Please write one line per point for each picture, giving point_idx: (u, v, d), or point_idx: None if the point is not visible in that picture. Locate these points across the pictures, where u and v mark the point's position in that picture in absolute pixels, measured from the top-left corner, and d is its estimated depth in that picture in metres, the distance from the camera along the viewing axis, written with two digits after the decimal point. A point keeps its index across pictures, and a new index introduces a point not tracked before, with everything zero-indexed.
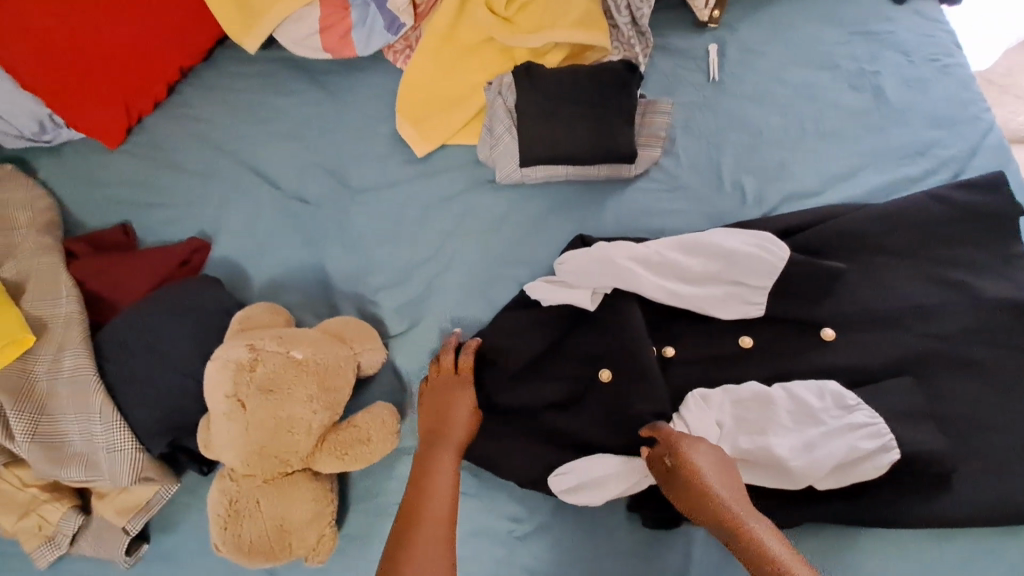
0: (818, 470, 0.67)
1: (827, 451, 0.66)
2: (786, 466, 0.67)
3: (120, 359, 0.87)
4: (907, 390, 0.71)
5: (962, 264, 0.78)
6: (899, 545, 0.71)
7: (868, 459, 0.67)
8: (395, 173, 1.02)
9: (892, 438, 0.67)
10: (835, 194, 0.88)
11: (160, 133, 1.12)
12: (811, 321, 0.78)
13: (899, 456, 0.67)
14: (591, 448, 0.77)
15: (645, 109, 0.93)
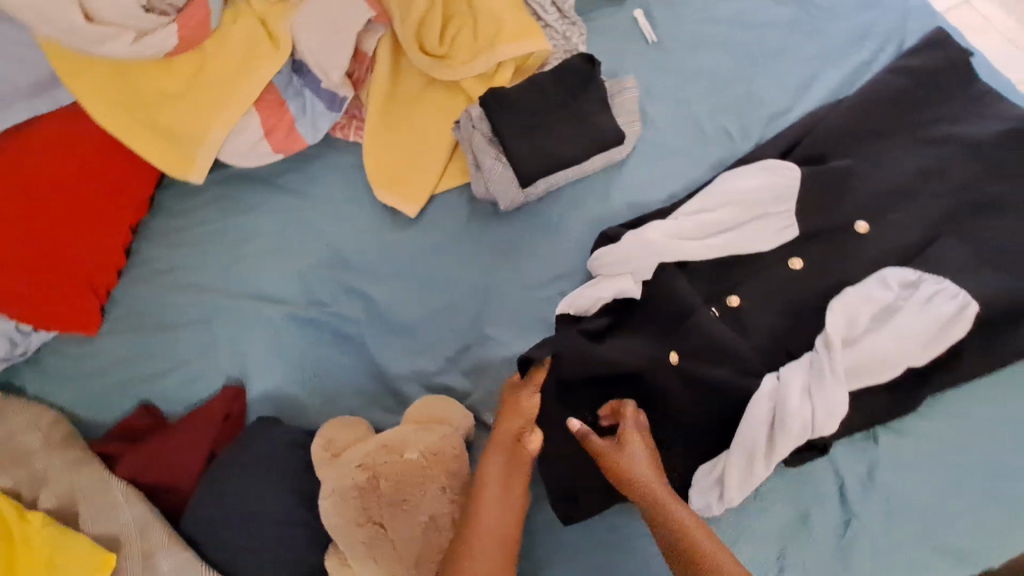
0: (914, 346, 0.73)
1: (913, 327, 0.73)
2: (886, 357, 0.73)
3: (218, 539, 0.81)
4: (951, 248, 0.77)
5: (944, 119, 0.84)
6: (1003, 382, 0.77)
7: (954, 322, 0.73)
8: (391, 239, 0.98)
9: (966, 295, 0.73)
10: (805, 103, 0.96)
11: (131, 298, 1.03)
12: (845, 222, 0.82)
13: (977, 309, 0.73)
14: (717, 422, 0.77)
15: (613, 91, 0.96)
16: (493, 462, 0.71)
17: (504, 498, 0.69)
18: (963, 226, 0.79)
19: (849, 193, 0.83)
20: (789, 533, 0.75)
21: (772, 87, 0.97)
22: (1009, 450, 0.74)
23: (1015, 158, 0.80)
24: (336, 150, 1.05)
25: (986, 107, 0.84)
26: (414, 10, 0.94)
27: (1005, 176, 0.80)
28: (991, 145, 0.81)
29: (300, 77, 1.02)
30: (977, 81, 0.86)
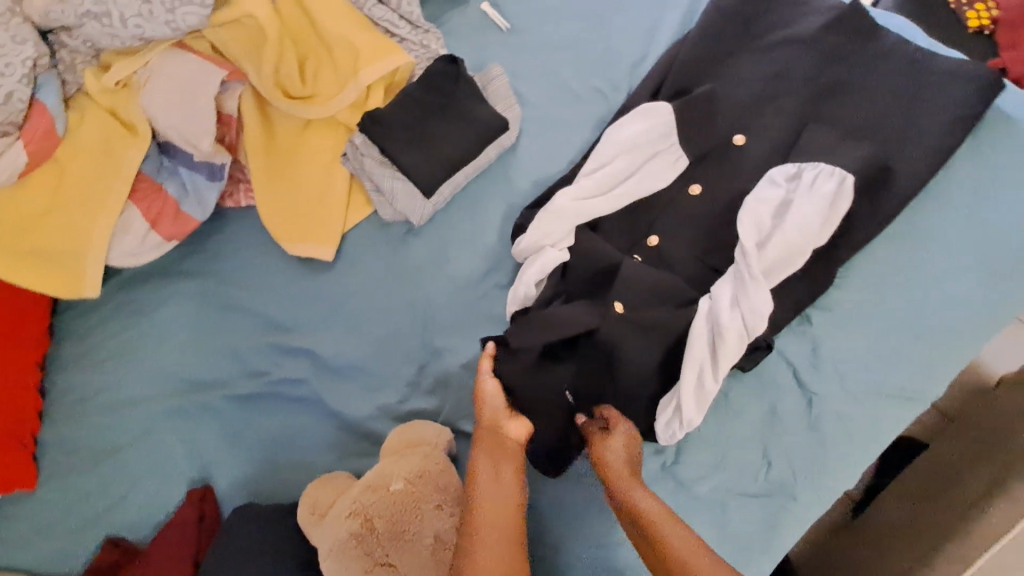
0: (814, 230, 0.79)
1: (807, 213, 0.79)
2: (793, 247, 0.78)
3: None
4: (817, 133, 0.85)
5: (776, 25, 0.93)
6: (897, 235, 0.84)
7: (839, 197, 0.80)
8: (318, 287, 0.97)
9: (841, 171, 0.80)
10: (658, 45, 1.02)
11: (58, 437, 0.94)
12: (724, 139, 0.89)
13: (854, 180, 0.80)
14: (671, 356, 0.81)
15: (484, 82, 0.98)
16: (482, 462, 0.72)
17: (507, 474, 0.71)
18: (820, 112, 0.87)
19: (719, 113, 0.90)
20: (766, 430, 0.80)
21: (625, 40, 1.03)
22: (919, 291, 0.83)
23: (843, 41, 0.89)
24: (234, 218, 1.02)
25: (806, 5, 0.93)
26: (265, 61, 0.93)
27: (840, 60, 0.88)
28: (821, 36, 0.90)
29: (170, 157, 0.98)
30: None
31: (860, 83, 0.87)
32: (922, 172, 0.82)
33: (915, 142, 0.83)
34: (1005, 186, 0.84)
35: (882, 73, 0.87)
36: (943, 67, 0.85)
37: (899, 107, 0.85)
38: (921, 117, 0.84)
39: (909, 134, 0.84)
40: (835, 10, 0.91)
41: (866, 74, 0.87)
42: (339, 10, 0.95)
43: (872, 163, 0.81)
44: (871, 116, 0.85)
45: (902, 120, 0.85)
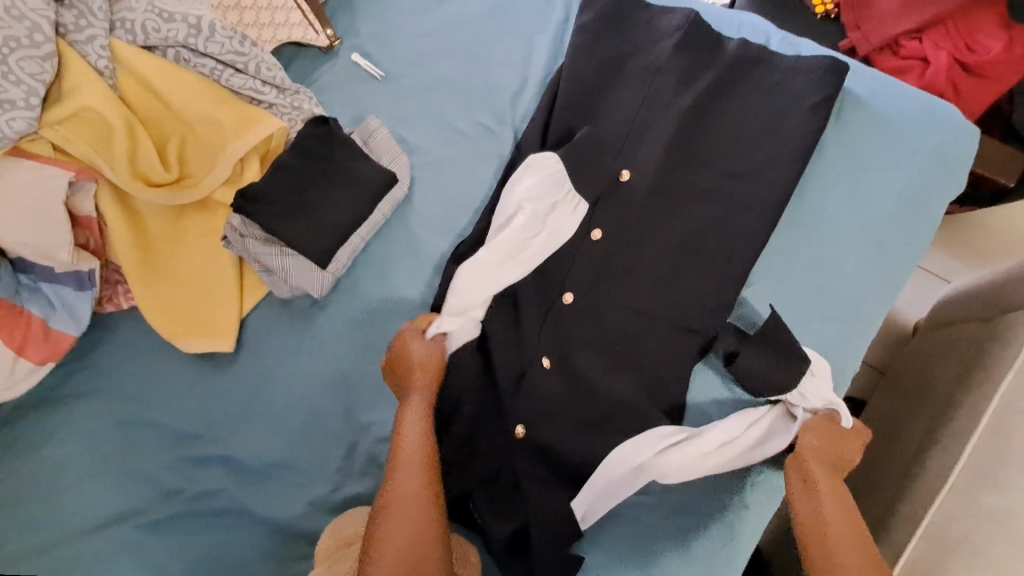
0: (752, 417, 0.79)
1: (784, 446, 0.78)
2: (733, 446, 0.77)
3: None
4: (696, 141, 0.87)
5: (637, 51, 0.97)
6: (787, 226, 0.88)
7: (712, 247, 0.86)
8: (225, 383, 0.89)
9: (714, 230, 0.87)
10: (533, 72, 1.02)
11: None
12: (610, 170, 0.91)
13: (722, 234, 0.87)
14: (605, 404, 0.83)
15: (366, 137, 0.94)
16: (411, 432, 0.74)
17: (414, 433, 0.74)
18: (693, 124, 0.92)
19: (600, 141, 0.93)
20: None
21: (501, 71, 1.02)
22: (820, 275, 0.86)
23: (699, 57, 0.95)
24: (116, 325, 0.93)
25: (658, 25, 0.98)
26: (115, 153, 0.85)
27: (700, 74, 0.94)
28: (677, 55, 0.95)
29: (29, 275, 0.88)
30: (645, 7, 1.00)
31: (721, 96, 0.92)
32: (795, 163, 0.87)
33: (781, 139, 0.88)
34: (874, 162, 0.89)
35: (737, 79, 0.93)
36: (793, 66, 0.91)
37: (759, 111, 0.90)
38: (783, 115, 0.89)
39: (773, 133, 0.89)
40: (688, 24, 0.96)
41: (726, 82, 0.93)
42: (191, 84, 0.89)
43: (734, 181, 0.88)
44: (735, 127, 0.91)
45: (763, 123, 0.90)
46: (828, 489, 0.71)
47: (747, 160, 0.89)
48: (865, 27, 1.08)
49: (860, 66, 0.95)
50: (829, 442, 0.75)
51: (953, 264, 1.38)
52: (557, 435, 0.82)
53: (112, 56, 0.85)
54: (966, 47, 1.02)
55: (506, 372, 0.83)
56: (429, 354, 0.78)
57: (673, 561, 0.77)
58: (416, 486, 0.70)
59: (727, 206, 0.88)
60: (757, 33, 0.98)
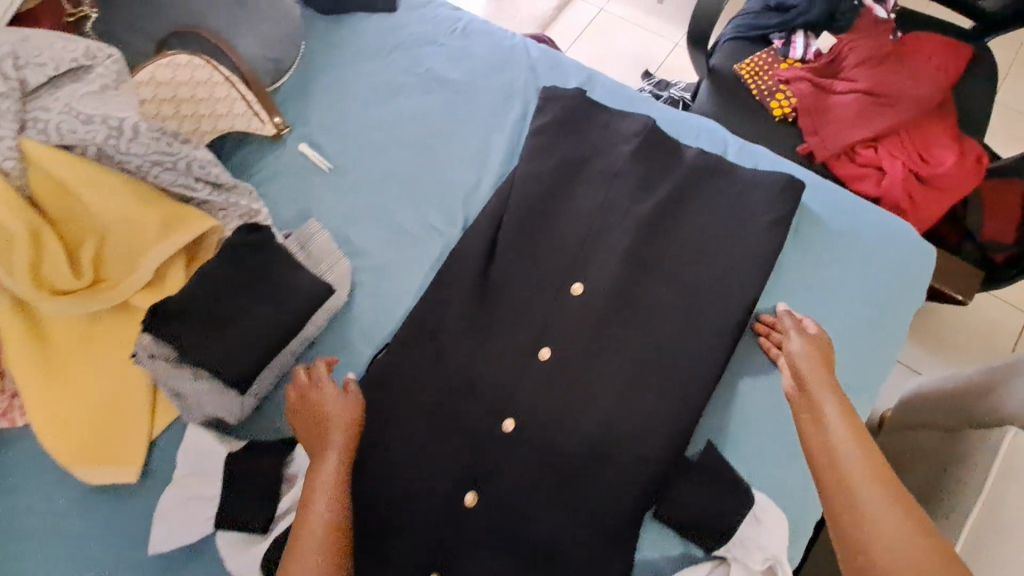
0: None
1: None
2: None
3: None
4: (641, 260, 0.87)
5: (594, 155, 0.95)
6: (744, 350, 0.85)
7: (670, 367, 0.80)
8: (124, 517, 0.79)
9: (671, 346, 0.82)
10: (487, 169, 0.98)
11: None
12: (562, 283, 0.87)
13: (678, 349, 0.81)
14: (549, 544, 0.74)
15: (303, 241, 0.88)
16: (330, 460, 0.68)
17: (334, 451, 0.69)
18: (649, 236, 0.89)
19: (548, 252, 0.89)
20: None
21: (454, 167, 0.98)
22: (776, 403, 0.82)
23: (654, 166, 0.93)
24: (8, 442, 0.82)
25: (615, 128, 0.97)
26: (15, 262, 0.76)
27: (654, 185, 0.92)
28: (633, 163, 0.93)
29: None
30: (600, 111, 0.99)
31: (673, 207, 0.90)
32: (752, 282, 0.84)
33: (735, 257, 0.86)
34: (829, 282, 0.87)
35: (692, 192, 0.91)
36: (749, 181, 0.90)
37: (713, 226, 0.88)
38: (739, 231, 0.87)
39: (726, 248, 0.86)
40: (645, 133, 0.94)
41: (681, 193, 0.91)
42: (109, 186, 0.82)
43: (690, 298, 0.84)
44: (690, 241, 0.88)
45: (719, 236, 0.87)
46: (860, 476, 0.61)
47: (704, 278, 0.85)
48: (822, 133, 1.07)
49: (809, 179, 0.95)
50: (817, 356, 0.75)
51: (920, 354, 1.37)
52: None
53: (20, 155, 0.78)
54: (920, 156, 1.04)
55: (432, 508, 0.76)
56: (338, 397, 0.74)
57: None
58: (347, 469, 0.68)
59: (683, 326, 0.83)
60: (715, 141, 0.98)
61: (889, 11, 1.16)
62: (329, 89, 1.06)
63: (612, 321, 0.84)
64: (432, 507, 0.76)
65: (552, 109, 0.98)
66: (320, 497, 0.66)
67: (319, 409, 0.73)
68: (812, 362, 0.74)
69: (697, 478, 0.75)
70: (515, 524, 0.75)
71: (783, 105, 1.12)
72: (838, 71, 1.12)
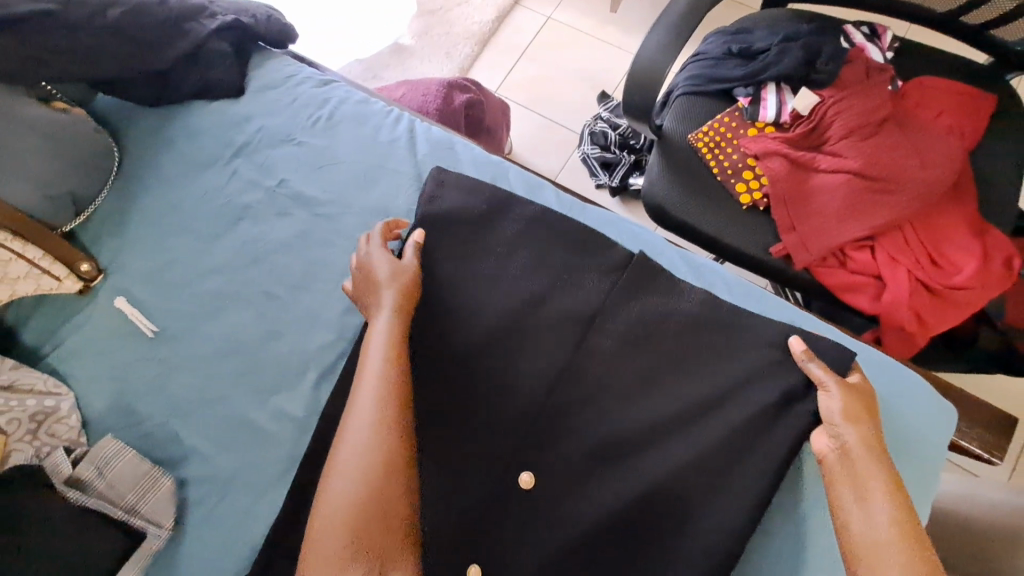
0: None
1: None
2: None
3: None
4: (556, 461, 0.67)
5: (490, 304, 0.73)
6: None
7: None
8: None
9: None
10: (355, 323, 0.74)
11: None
12: (458, 498, 0.66)
13: None
14: None
15: (98, 467, 0.65)
16: (372, 360, 0.63)
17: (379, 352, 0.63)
18: (562, 422, 0.68)
19: (436, 454, 0.68)
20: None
21: (314, 325, 0.75)
22: None
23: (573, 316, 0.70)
24: None
25: (517, 267, 0.75)
26: None
27: (569, 348, 0.71)
28: (544, 323, 0.72)
29: None
30: (495, 235, 0.76)
31: (589, 372, 0.70)
32: (703, 496, 0.63)
33: (681, 452, 0.65)
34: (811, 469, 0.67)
35: (624, 350, 0.70)
36: (697, 340, 0.69)
37: (648, 408, 0.67)
38: (677, 414, 0.66)
39: (658, 435, 0.66)
40: (558, 273, 0.74)
41: (604, 352, 0.70)
42: None
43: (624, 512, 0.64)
44: (615, 429, 0.67)
45: (651, 418, 0.67)
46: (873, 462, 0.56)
47: (640, 488, 0.64)
48: (801, 230, 0.83)
49: (765, 300, 0.76)
50: (859, 401, 0.60)
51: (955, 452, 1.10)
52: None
53: None
54: (931, 260, 0.79)
55: None
56: (386, 255, 0.70)
57: None
58: (369, 402, 0.60)
59: (606, 555, 0.64)
60: (654, 249, 0.79)
61: (885, 51, 0.90)
62: (154, 217, 0.81)
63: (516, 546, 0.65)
64: None
65: (440, 243, 0.75)
66: (360, 405, 0.60)
67: (370, 279, 0.69)
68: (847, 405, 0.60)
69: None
70: None
71: (751, 187, 0.87)
72: (821, 139, 0.86)
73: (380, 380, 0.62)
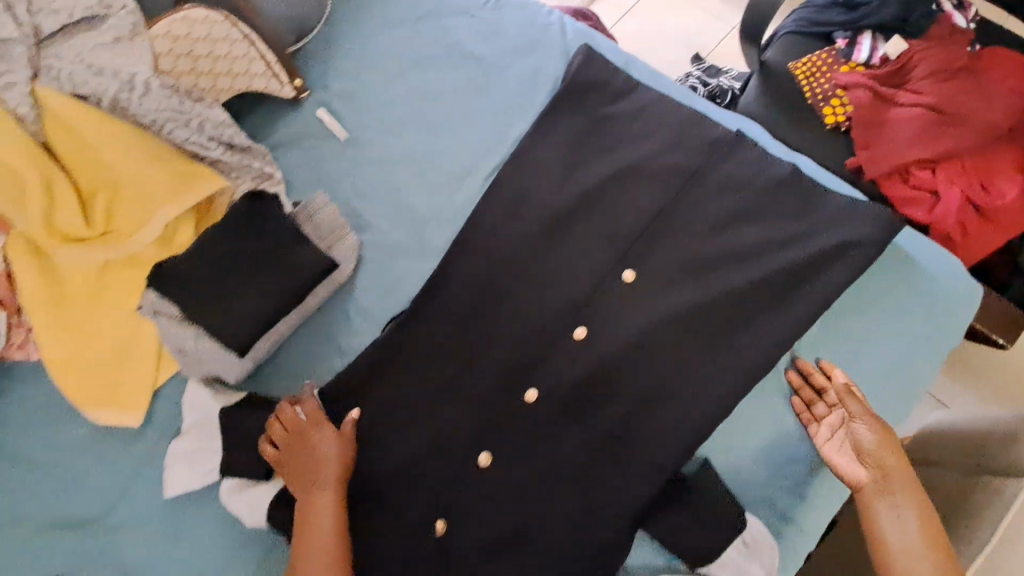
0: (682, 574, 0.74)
1: None
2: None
3: None
4: (652, 270, 0.82)
5: (616, 146, 0.88)
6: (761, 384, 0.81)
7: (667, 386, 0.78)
8: (119, 467, 0.83)
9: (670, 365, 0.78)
10: (501, 153, 0.93)
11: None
12: (574, 286, 0.82)
13: (678, 368, 0.78)
14: (531, 536, 0.74)
15: (306, 213, 0.85)
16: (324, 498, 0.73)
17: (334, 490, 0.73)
18: (663, 239, 0.83)
19: (558, 251, 0.85)
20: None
21: (470, 149, 0.94)
22: (773, 435, 0.79)
23: (683, 165, 0.86)
24: (24, 379, 0.87)
25: (639, 123, 0.89)
26: (32, 210, 0.79)
27: (673, 186, 0.85)
28: (658, 168, 0.86)
29: None
30: (621, 98, 0.91)
31: (690, 210, 0.84)
32: (767, 308, 0.79)
33: (757, 275, 0.80)
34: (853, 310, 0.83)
35: (722, 196, 0.84)
36: (780, 201, 0.83)
37: (737, 242, 0.82)
38: (758, 245, 0.81)
39: (741, 263, 0.81)
40: (674, 136, 0.88)
41: (703, 197, 0.85)
42: (124, 143, 0.82)
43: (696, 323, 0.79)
44: (706, 254, 0.82)
45: (738, 249, 0.82)
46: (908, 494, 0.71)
47: (718, 293, 0.80)
48: (874, 149, 0.99)
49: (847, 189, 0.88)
50: (883, 446, 0.73)
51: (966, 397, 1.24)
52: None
53: (34, 103, 0.78)
54: (981, 186, 0.94)
55: (428, 485, 0.77)
56: (337, 442, 0.76)
57: None
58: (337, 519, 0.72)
59: (686, 345, 0.79)
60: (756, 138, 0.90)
61: (970, 20, 1.05)
62: (351, 54, 1.02)
63: (612, 323, 0.81)
64: (429, 490, 0.77)
65: (580, 97, 0.91)
66: (321, 523, 0.72)
67: (314, 454, 0.75)
68: (878, 447, 0.73)
69: (686, 500, 0.73)
70: (505, 513, 0.75)
71: (837, 111, 1.03)
72: (903, 80, 1.02)
73: (328, 510, 0.72)
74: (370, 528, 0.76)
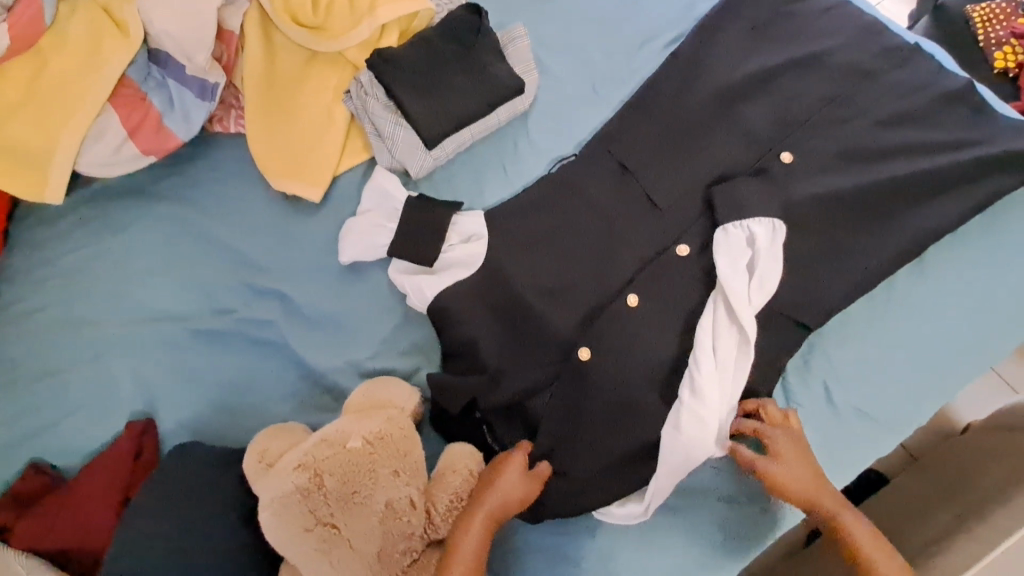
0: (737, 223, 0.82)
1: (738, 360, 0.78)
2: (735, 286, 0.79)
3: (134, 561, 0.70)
4: (818, 147, 0.87)
5: (797, 37, 0.93)
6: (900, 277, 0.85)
7: (816, 253, 0.83)
8: (296, 233, 0.92)
9: (822, 235, 0.83)
10: (681, 30, 0.98)
11: None
12: (738, 151, 0.88)
13: (828, 237, 0.83)
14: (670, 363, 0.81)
15: (507, 41, 0.94)
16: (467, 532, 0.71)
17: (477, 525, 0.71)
18: (831, 124, 0.88)
19: (727, 117, 0.90)
20: None
21: (652, 20, 0.99)
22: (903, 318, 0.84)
23: (861, 63, 0.90)
24: (221, 146, 0.97)
25: (824, 20, 0.93)
26: None
27: (850, 80, 0.89)
28: (837, 63, 0.90)
29: (159, 68, 0.90)
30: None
31: (862, 101, 0.88)
32: (921, 202, 0.84)
33: (923, 167, 0.83)
34: (1004, 223, 0.86)
35: (897, 96, 0.88)
36: (950, 111, 0.87)
37: (905, 137, 0.85)
38: (926, 143, 0.85)
39: (906, 156, 0.85)
40: (854, 37, 0.92)
41: (876, 94, 0.88)
42: None
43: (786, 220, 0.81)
44: (873, 144, 0.86)
45: (905, 144, 0.85)
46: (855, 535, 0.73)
47: (884, 176, 0.83)
48: None
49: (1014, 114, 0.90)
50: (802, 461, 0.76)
51: None
52: (594, 412, 0.80)
53: None
54: None
55: (581, 296, 0.85)
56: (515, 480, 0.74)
57: (678, 525, 0.80)
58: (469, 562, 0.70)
59: (839, 220, 0.83)
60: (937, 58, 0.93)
61: None
62: None
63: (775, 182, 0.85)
64: (575, 302, 0.84)
65: None
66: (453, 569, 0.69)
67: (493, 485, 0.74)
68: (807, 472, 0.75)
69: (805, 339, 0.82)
70: (643, 330, 0.82)
71: (1008, 56, 1.04)
72: None
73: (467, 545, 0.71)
74: (518, 329, 0.83)
